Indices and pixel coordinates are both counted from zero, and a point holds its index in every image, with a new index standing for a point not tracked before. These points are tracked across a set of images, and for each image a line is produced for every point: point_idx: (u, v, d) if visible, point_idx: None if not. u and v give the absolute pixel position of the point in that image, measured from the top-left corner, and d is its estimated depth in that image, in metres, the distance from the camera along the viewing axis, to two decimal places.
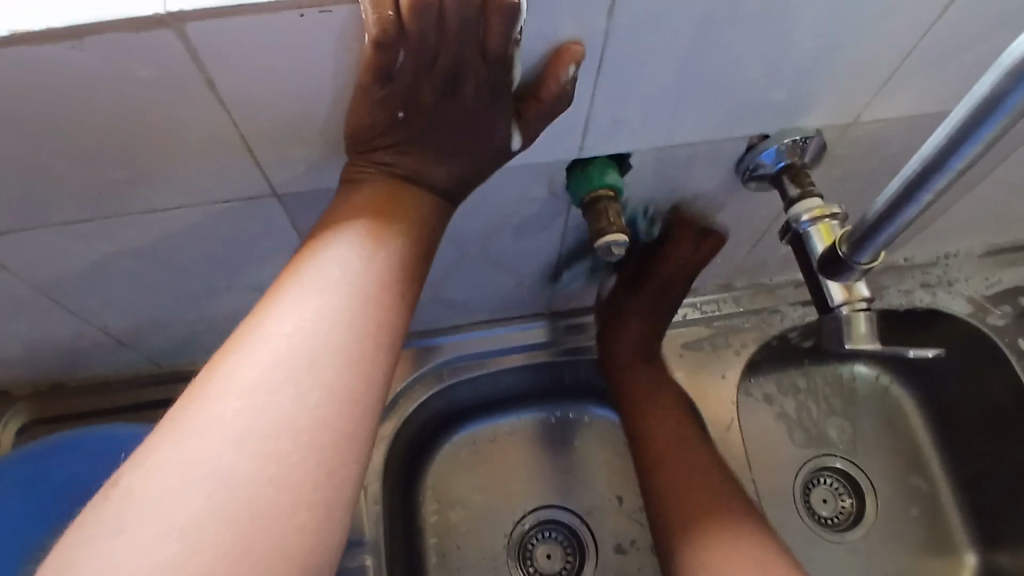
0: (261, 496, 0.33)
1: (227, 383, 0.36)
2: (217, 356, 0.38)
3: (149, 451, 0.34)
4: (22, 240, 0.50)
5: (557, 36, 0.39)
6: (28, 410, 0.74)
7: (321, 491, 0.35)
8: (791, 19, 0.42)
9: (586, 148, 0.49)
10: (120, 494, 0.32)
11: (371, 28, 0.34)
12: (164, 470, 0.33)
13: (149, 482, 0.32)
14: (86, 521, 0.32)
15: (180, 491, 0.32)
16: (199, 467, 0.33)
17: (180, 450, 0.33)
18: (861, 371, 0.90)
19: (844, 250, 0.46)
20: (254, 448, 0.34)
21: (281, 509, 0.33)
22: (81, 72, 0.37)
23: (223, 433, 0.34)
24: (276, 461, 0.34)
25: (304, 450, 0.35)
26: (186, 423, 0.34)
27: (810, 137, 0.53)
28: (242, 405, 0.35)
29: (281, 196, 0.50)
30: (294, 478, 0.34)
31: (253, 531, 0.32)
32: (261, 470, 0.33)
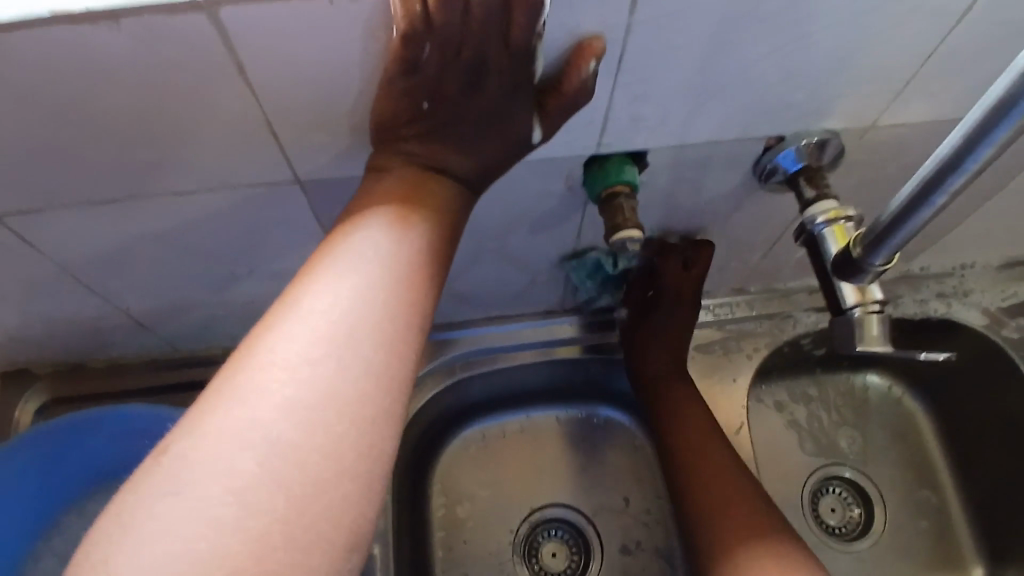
0: (310, 463, 0.33)
1: (271, 354, 0.35)
2: (255, 329, 0.37)
3: (192, 421, 0.33)
4: (52, 218, 0.52)
5: (580, 31, 0.39)
6: (46, 389, 0.76)
7: (364, 463, 0.34)
8: (811, 21, 0.42)
9: (604, 145, 0.50)
10: (172, 459, 0.32)
11: (399, 22, 0.36)
12: (212, 439, 0.32)
13: (199, 448, 0.32)
14: (134, 488, 0.32)
15: (230, 458, 0.32)
16: (247, 435, 0.32)
17: (228, 420, 0.33)
18: (874, 381, 0.89)
19: (858, 251, 0.47)
20: (301, 417, 0.33)
21: (328, 479, 0.33)
22: (118, 54, 0.38)
23: (269, 402, 0.33)
24: (321, 431, 0.33)
25: (349, 421, 0.34)
26: (231, 391, 0.34)
27: (828, 139, 0.53)
28: (288, 376, 0.34)
29: (304, 183, 0.51)
30: (340, 448, 0.34)
31: (304, 500, 0.32)
32: (308, 439, 0.33)
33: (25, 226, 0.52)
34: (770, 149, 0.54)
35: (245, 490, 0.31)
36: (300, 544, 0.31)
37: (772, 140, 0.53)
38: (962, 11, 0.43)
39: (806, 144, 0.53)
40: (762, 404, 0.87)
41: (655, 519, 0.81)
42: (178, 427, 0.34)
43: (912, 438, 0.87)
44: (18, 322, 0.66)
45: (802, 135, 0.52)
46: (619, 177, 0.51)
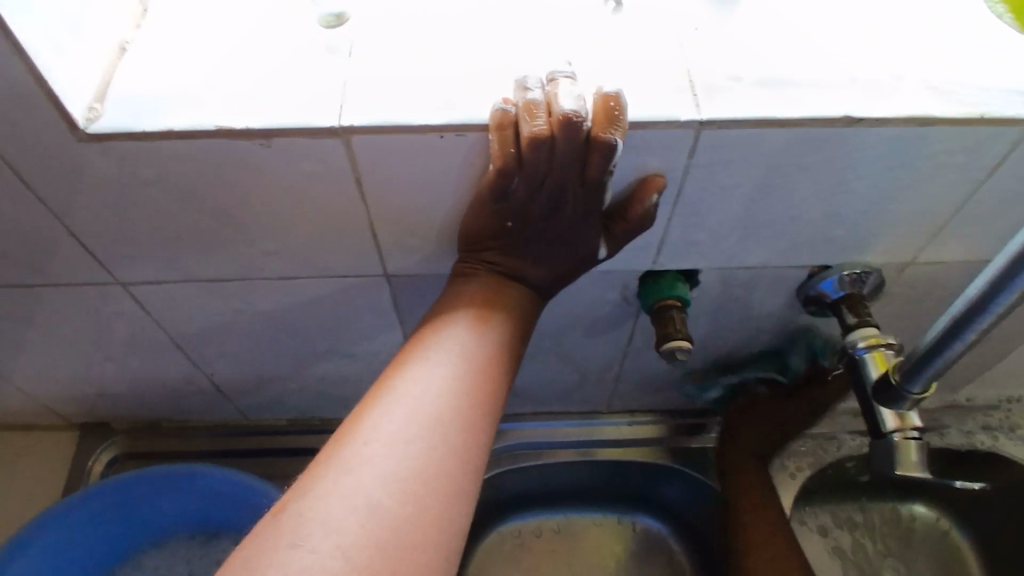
0: (406, 529, 0.36)
1: (372, 432, 0.40)
2: (355, 413, 0.42)
3: (304, 486, 0.37)
4: (171, 290, 0.60)
5: (644, 169, 0.46)
6: (121, 444, 0.82)
7: (446, 534, 0.38)
8: (849, 169, 0.48)
9: (659, 262, 0.55)
10: (292, 516, 0.35)
11: (495, 161, 0.43)
12: (324, 501, 0.36)
13: (314, 508, 0.36)
14: (251, 544, 0.35)
15: (340, 518, 0.35)
16: (355, 500, 0.36)
17: (338, 486, 0.37)
18: (920, 513, 0.87)
19: (896, 377, 0.50)
20: (399, 487, 0.37)
21: (417, 545, 0.36)
22: (262, 163, 0.47)
23: (373, 472, 0.37)
24: (413, 502, 0.37)
25: (436, 494, 0.38)
26: (340, 461, 0.38)
27: (869, 272, 0.57)
28: (388, 451, 0.39)
29: (391, 277, 0.58)
30: (428, 517, 0.37)
31: (398, 561, 0.35)
32: (405, 507, 0.37)
33: (147, 294, 0.60)
34: (814, 275, 0.58)
35: (352, 548, 0.34)
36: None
37: (815, 268, 0.57)
38: (988, 168, 0.49)
39: (848, 274, 0.57)
40: (805, 526, 0.86)
41: None
42: (290, 492, 0.38)
43: None
44: (115, 379, 0.73)
45: (844, 266, 0.57)
46: (672, 292, 0.56)
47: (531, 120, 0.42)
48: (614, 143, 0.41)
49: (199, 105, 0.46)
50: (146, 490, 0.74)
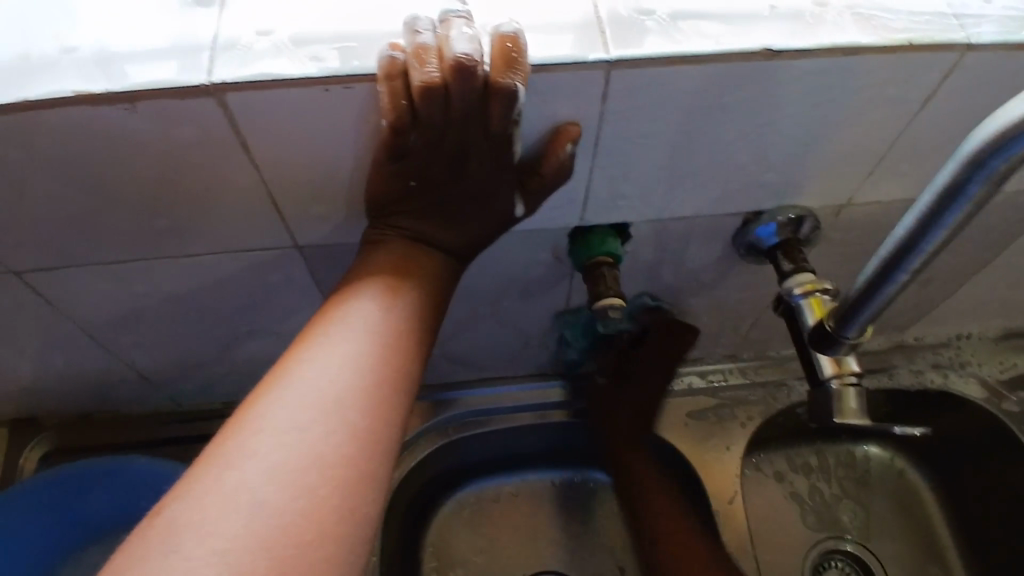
0: (294, 525, 0.34)
1: (261, 422, 0.37)
2: (248, 400, 0.39)
3: (187, 485, 0.35)
4: (68, 277, 0.55)
5: (556, 117, 0.42)
6: (52, 439, 0.78)
7: (346, 526, 0.36)
8: (775, 108, 0.45)
9: (587, 218, 0.52)
10: (165, 520, 0.34)
11: (387, 116, 0.39)
12: (203, 502, 0.34)
13: (190, 511, 0.34)
14: (128, 551, 0.33)
15: (220, 521, 0.33)
16: (237, 499, 0.34)
17: (219, 484, 0.35)
18: (874, 453, 0.89)
19: (831, 325, 0.48)
20: (288, 480, 0.35)
21: (309, 541, 0.34)
22: (133, 131, 0.42)
23: (257, 467, 0.35)
24: (304, 495, 0.35)
25: (331, 484, 0.36)
26: (223, 457, 0.36)
27: (802, 215, 0.55)
28: (276, 442, 0.36)
29: (303, 249, 0.54)
30: (321, 510, 0.35)
31: (285, 561, 0.33)
32: (294, 502, 0.35)
33: (41, 283, 0.56)
34: (748, 223, 0.55)
35: (232, 552, 0.32)
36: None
37: (749, 214, 0.55)
38: (919, 100, 0.46)
39: (783, 219, 0.54)
40: (761, 473, 0.86)
41: None
42: (173, 491, 0.35)
43: (916, 511, 0.86)
44: (28, 374, 0.68)
45: (778, 211, 0.54)
46: (602, 248, 0.53)
47: (421, 67, 0.38)
48: (514, 89, 0.38)
49: (55, 70, 0.41)
50: (81, 486, 0.71)
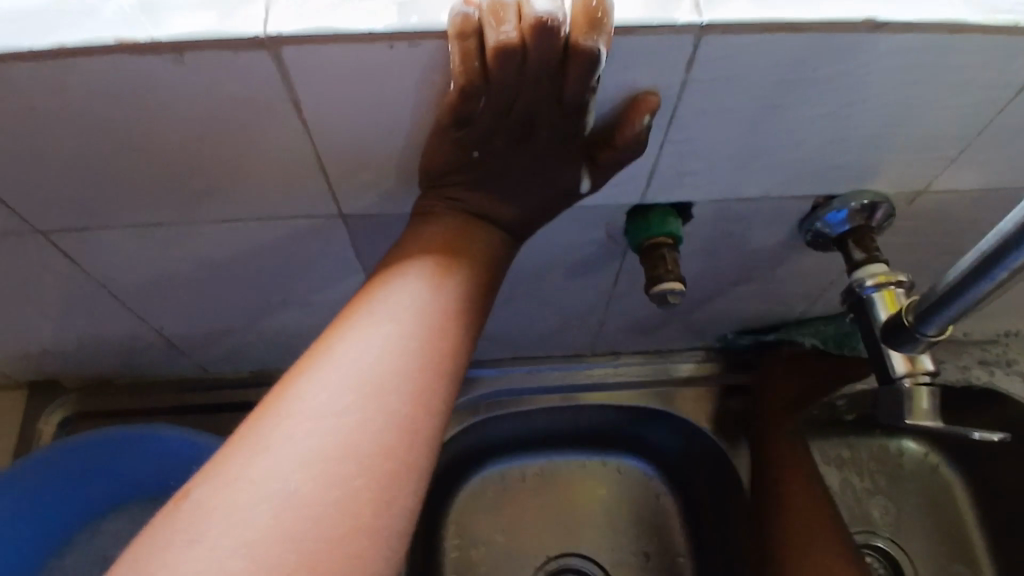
0: (324, 518, 0.31)
1: (296, 404, 0.35)
2: (286, 379, 0.37)
3: (217, 467, 0.33)
4: (99, 238, 0.53)
5: (635, 86, 0.39)
6: (74, 403, 0.76)
7: (381, 520, 0.32)
8: (868, 85, 0.42)
9: (649, 197, 0.49)
10: (193, 504, 0.31)
11: (457, 78, 0.36)
12: (232, 488, 0.31)
13: (218, 496, 0.31)
14: (152, 535, 0.31)
15: (247, 509, 0.31)
16: (267, 486, 0.31)
17: (249, 469, 0.32)
18: (909, 448, 0.86)
19: (908, 319, 0.45)
20: (321, 469, 0.32)
21: (341, 537, 0.31)
22: (177, 84, 0.39)
23: (291, 452, 0.32)
24: (337, 486, 0.32)
25: (366, 475, 0.33)
26: (257, 440, 0.33)
27: (879, 202, 0.51)
28: (311, 427, 0.33)
29: (346, 218, 0.51)
30: (355, 503, 0.32)
31: (316, 557, 0.30)
32: (326, 493, 0.32)
33: (71, 243, 0.53)
34: (819, 207, 0.52)
35: (256, 545, 0.30)
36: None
37: (819, 200, 0.52)
38: (1023, 83, 0.43)
39: (856, 206, 0.51)
40: None
41: None
42: (204, 473, 0.33)
43: (950, 510, 0.84)
44: (53, 336, 0.66)
45: (852, 197, 0.51)
46: (662, 229, 0.50)
47: (498, 26, 0.34)
48: (596, 54, 0.34)
49: (94, 13, 0.38)
50: (99, 455, 0.69)
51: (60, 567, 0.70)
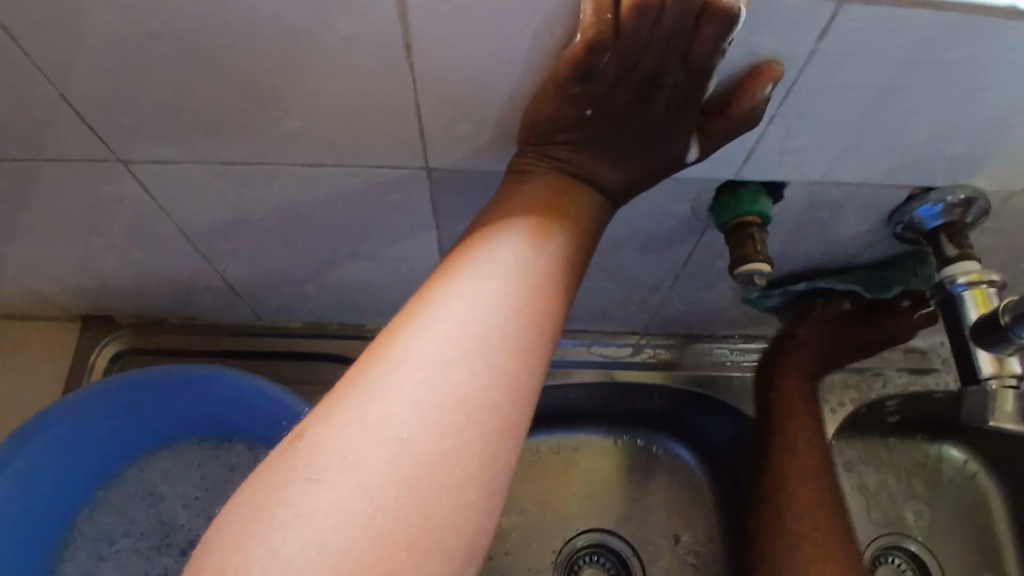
0: (437, 466, 0.32)
1: (406, 354, 0.35)
2: (391, 328, 0.38)
3: (331, 410, 0.34)
4: (180, 172, 0.52)
5: (760, 53, 0.38)
6: (126, 339, 0.77)
7: (488, 473, 0.34)
8: (998, 71, 0.40)
9: (744, 173, 0.48)
10: (310, 444, 0.33)
11: (585, 30, 0.34)
12: (347, 429, 0.33)
13: (334, 437, 0.32)
14: (271, 470, 0.32)
15: (365, 452, 0.32)
16: (382, 431, 0.32)
17: (363, 413, 0.33)
18: (951, 454, 0.86)
19: (1005, 319, 0.44)
20: (433, 419, 0.33)
21: (453, 485, 0.32)
22: (290, 16, 0.38)
23: (403, 401, 0.33)
24: (449, 437, 0.33)
25: (475, 428, 0.34)
26: (369, 386, 0.34)
27: (975, 198, 0.50)
28: (422, 376, 0.34)
29: (431, 172, 0.50)
30: (465, 455, 0.33)
31: (430, 503, 0.31)
32: (438, 442, 0.33)
33: (151, 175, 0.53)
34: (913, 199, 0.51)
35: (375, 487, 0.31)
36: (425, 547, 0.30)
37: (915, 190, 0.50)
38: None
39: (952, 200, 0.50)
40: (830, 461, 0.84)
41: (702, 563, 0.79)
42: (317, 414, 0.34)
43: (984, 518, 0.83)
44: (115, 270, 0.66)
45: (949, 191, 0.50)
46: (753, 208, 0.49)
47: None
48: (736, 13, 0.33)
49: None
50: (147, 395, 0.70)
51: (106, 501, 0.72)
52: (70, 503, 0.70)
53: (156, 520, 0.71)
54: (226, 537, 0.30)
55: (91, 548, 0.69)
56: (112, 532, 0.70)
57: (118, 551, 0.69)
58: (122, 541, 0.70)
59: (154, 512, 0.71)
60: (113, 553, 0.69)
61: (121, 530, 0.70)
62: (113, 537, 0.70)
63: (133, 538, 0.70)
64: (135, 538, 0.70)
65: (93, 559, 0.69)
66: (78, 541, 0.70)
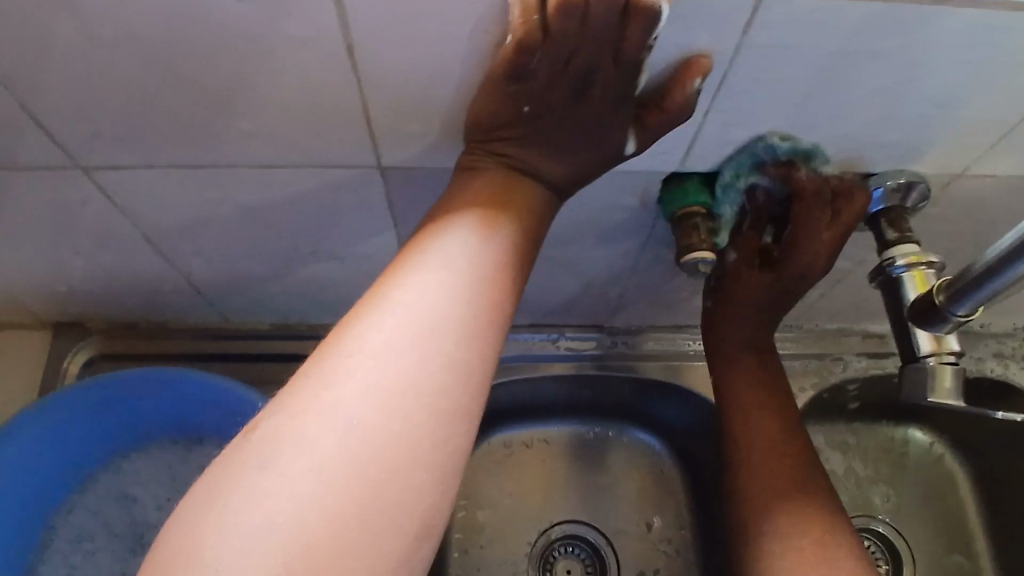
0: (388, 450, 0.33)
1: (359, 343, 0.36)
2: (345, 319, 0.39)
3: (283, 400, 0.35)
4: (137, 177, 0.53)
5: (690, 48, 0.39)
6: (97, 344, 0.77)
7: (439, 456, 0.35)
8: (921, 61, 0.41)
9: (687, 164, 0.50)
10: (262, 434, 0.33)
11: (515, 31, 0.36)
12: (300, 418, 0.33)
13: (287, 426, 0.33)
14: (223, 461, 0.33)
15: (316, 438, 0.33)
16: (334, 419, 0.33)
17: (317, 401, 0.34)
18: (915, 436, 0.87)
19: (941, 299, 0.46)
20: (384, 405, 0.34)
21: (404, 468, 0.33)
22: (232, 21, 0.39)
23: (356, 389, 0.34)
24: (400, 422, 0.34)
25: (426, 413, 0.35)
26: (322, 375, 0.35)
27: (915, 183, 0.52)
28: (374, 364, 0.35)
29: (384, 169, 0.52)
30: (416, 439, 0.34)
31: (380, 486, 0.32)
32: (388, 427, 0.34)
33: (110, 180, 0.53)
34: (854, 185, 0.53)
35: (327, 470, 0.32)
36: (375, 528, 0.32)
37: (856, 176, 0.53)
38: None
39: (890, 185, 0.52)
40: None
41: (674, 550, 0.80)
42: (271, 404, 0.35)
43: (949, 498, 0.85)
44: (82, 276, 0.67)
45: (888, 176, 0.52)
46: (698, 198, 0.52)
47: None
48: (658, 12, 0.35)
49: None
50: (119, 396, 0.70)
51: (82, 503, 0.72)
52: (45, 509, 0.70)
53: (130, 522, 0.72)
54: (182, 523, 0.31)
55: (67, 551, 0.70)
56: (87, 535, 0.71)
57: (93, 552, 0.70)
58: (98, 543, 0.71)
59: (128, 514, 0.72)
60: (88, 555, 0.70)
61: (96, 533, 0.71)
62: (88, 540, 0.71)
63: (108, 540, 0.71)
64: (110, 539, 0.71)
65: (69, 561, 0.70)
66: (55, 543, 0.70)
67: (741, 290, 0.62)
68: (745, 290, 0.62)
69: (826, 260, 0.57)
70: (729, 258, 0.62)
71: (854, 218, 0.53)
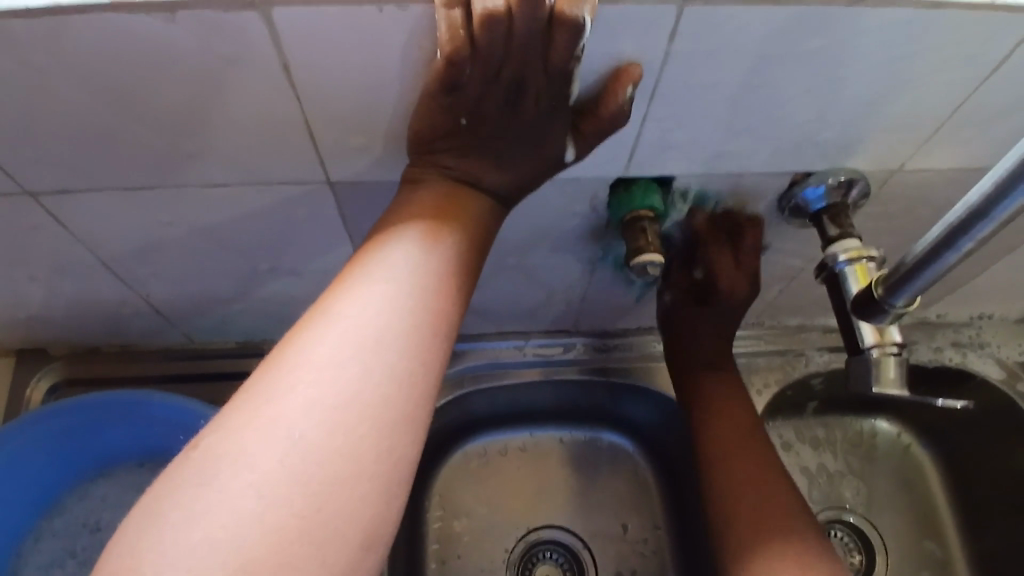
0: (330, 463, 0.33)
1: (301, 359, 0.36)
2: (290, 334, 0.39)
3: (225, 418, 0.35)
4: (85, 201, 0.53)
5: (619, 56, 0.41)
6: (60, 370, 0.77)
7: (384, 466, 0.35)
8: (845, 63, 0.43)
9: (631, 170, 0.51)
10: (204, 452, 0.33)
11: (444, 46, 0.37)
12: (240, 434, 0.33)
13: (229, 443, 0.33)
14: (167, 480, 0.33)
15: (257, 453, 0.33)
16: (274, 434, 0.33)
17: (258, 417, 0.34)
18: (883, 427, 0.89)
19: (879, 291, 0.47)
20: (326, 418, 0.34)
21: (346, 480, 0.33)
22: (169, 43, 0.39)
23: (297, 404, 0.34)
24: (343, 434, 0.34)
25: (369, 424, 0.35)
26: (265, 391, 0.35)
27: (854, 180, 0.54)
28: (316, 378, 0.35)
29: (335, 185, 0.52)
30: (360, 450, 0.34)
31: (322, 498, 0.32)
32: (331, 439, 0.34)
33: (60, 206, 0.53)
34: (797, 183, 0.54)
35: (267, 484, 0.32)
36: (317, 540, 0.32)
37: (798, 175, 0.54)
38: (991, 65, 0.44)
39: (832, 182, 0.53)
40: None
41: (651, 551, 0.81)
42: (214, 422, 0.35)
43: (920, 487, 0.86)
44: (40, 303, 0.66)
45: (829, 173, 0.53)
46: (645, 202, 0.53)
47: None
48: (581, 22, 0.36)
49: None
50: (82, 420, 0.69)
51: (49, 531, 0.71)
52: (14, 536, 0.69)
53: (98, 548, 0.70)
54: (125, 542, 0.31)
55: None
56: (57, 561, 0.70)
57: None
58: (68, 569, 0.69)
59: (96, 539, 0.71)
60: None
61: (64, 559, 0.70)
62: (57, 566, 0.70)
63: (78, 564, 0.70)
64: (79, 565, 0.70)
65: None
66: (23, 572, 0.69)
67: (683, 326, 0.70)
68: (696, 324, 0.69)
69: (746, 279, 0.64)
70: (668, 299, 0.70)
71: (752, 251, 0.61)
